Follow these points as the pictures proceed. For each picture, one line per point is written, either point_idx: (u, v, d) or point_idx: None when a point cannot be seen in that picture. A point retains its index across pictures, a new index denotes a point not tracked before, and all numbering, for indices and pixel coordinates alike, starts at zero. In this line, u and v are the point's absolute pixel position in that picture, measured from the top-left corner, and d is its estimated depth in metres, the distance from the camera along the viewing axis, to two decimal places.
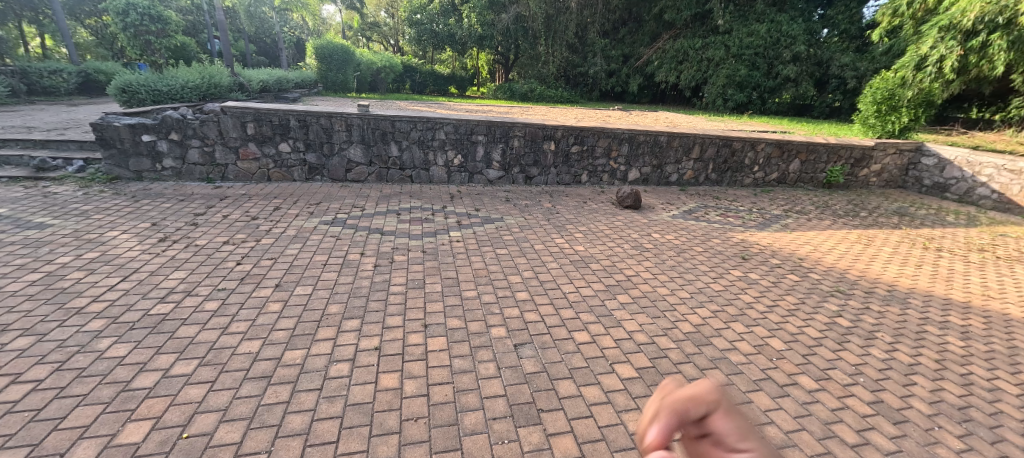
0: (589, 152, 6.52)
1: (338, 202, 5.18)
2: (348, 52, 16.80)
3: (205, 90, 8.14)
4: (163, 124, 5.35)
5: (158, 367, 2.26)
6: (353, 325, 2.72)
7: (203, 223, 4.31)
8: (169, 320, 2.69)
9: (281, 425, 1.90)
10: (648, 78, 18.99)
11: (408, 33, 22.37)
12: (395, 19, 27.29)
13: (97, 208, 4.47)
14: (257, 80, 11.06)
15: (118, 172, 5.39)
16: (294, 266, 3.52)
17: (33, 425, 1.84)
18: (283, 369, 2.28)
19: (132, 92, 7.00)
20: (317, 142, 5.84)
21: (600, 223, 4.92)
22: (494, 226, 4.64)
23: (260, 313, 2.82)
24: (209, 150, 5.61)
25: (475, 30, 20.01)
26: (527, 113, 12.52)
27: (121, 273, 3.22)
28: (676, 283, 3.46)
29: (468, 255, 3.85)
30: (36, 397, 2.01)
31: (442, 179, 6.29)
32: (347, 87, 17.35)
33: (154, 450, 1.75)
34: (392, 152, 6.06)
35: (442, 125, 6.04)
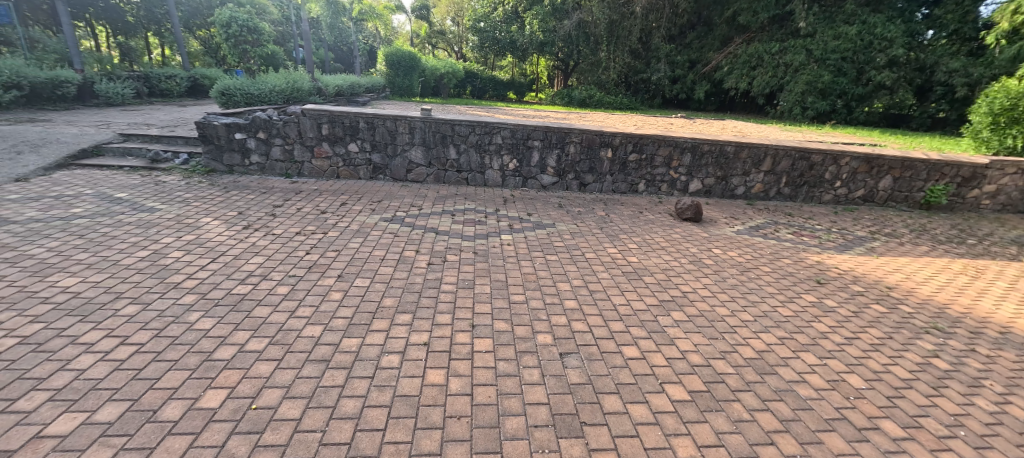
0: (648, 161, 6.31)
1: (397, 201, 5.42)
2: (415, 59, 17.64)
3: (289, 93, 8.92)
4: (252, 124, 5.92)
5: (236, 341, 2.49)
6: (405, 320, 2.82)
7: (280, 214, 4.71)
8: (247, 300, 2.96)
9: (335, 407, 2.01)
10: (717, 84, 18.04)
11: (471, 39, 23.05)
12: (460, 27, 28.27)
13: (194, 197, 5.03)
14: (333, 85, 11.96)
15: (214, 165, 6.04)
16: (355, 258, 3.74)
17: (135, 382, 2.10)
18: (340, 355, 2.42)
19: (230, 95, 7.89)
20: (382, 143, 6.17)
21: (656, 235, 4.73)
22: (546, 232, 4.62)
23: (323, 300, 3.02)
24: (289, 148, 6.12)
25: (536, 37, 20.21)
26: (584, 120, 12.40)
27: (211, 255, 3.61)
28: (738, 304, 3.22)
29: (518, 260, 3.86)
30: (139, 358, 2.29)
31: (497, 183, 6.37)
32: (412, 92, 18.20)
33: (227, 416, 1.92)
34: (450, 154, 6.25)
35: (499, 129, 6.14)
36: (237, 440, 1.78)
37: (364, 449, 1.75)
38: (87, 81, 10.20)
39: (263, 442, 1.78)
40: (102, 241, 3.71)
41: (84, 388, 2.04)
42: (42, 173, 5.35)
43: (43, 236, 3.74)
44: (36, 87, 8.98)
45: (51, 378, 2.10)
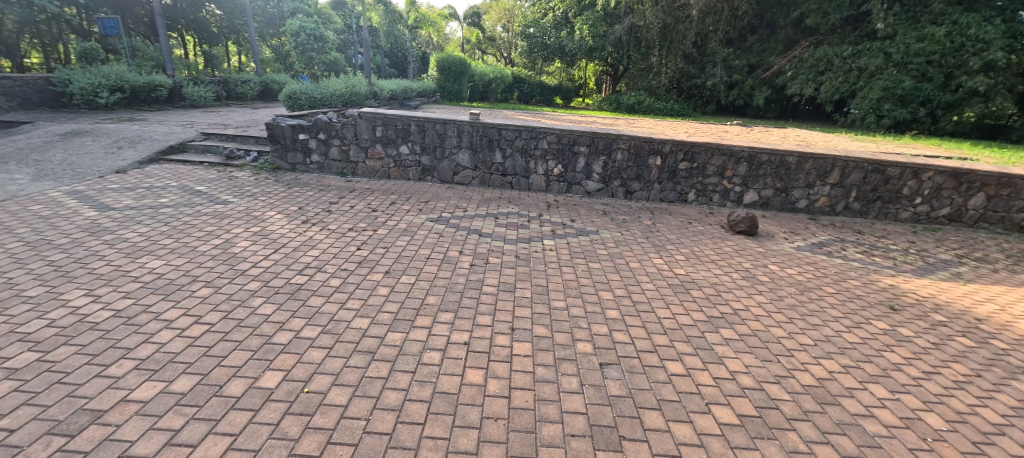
0: (699, 170, 6.05)
1: (443, 202, 5.57)
2: (466, 64, 18.09)
3: (347, 97, 9.45)
4: (314, 125, 6.32)
5: (292, 328, 2.66)
6: (446, 319, 2.88)
7: (335, 211, 4.99)
8: (303, 290, 3.15)
9: (379, 398, 2.09)
10: (779, 90, 17.00)
11: (520, 45, 23.29)
12: (510, 33, 28.65)
13: (261, 192, 5.45)
14: (388, 90, 12.53)
15: (279, 163, 6.51)
16: (402, 256, 3.88)
17: (205, 359, 2.31)
18: (385, 348, 2.51)
19: (296, 99, 8.49)
20: (431, 145, 6.37)
21: (706, 247, 4.51)
22: (588, 239, 4.55)
23: (371, 294, 3.16)
24: (346, 149, 6.47)
25: (586, 42, 20.06)
26: (632, 126, 12.13)
27: (273, 246, 3.88)
28: (796, 325, 3.00)
29: (559, 266, 3.82)
30: (209, 336, 2.51)
31: (541, 188, 6.37)
32: (461, 96, 18.67)
33: (282, 397, 2.06)
34: (496, 158, 6.33)
35: (546, 134, 6.14)
36: (290, 421, 1.90)
37: (404, 441, 1.81)
38: (177, 85, 11.35)
39: (313, 424, 1.89)
40: (182, 229, 4.11)
41: (163, 361, 2.27)
42: (136, 167, 6.01)
43: (136, 222, 4.20)
44: (136, 91, 10.11)
45: (137, 349, 2.35)
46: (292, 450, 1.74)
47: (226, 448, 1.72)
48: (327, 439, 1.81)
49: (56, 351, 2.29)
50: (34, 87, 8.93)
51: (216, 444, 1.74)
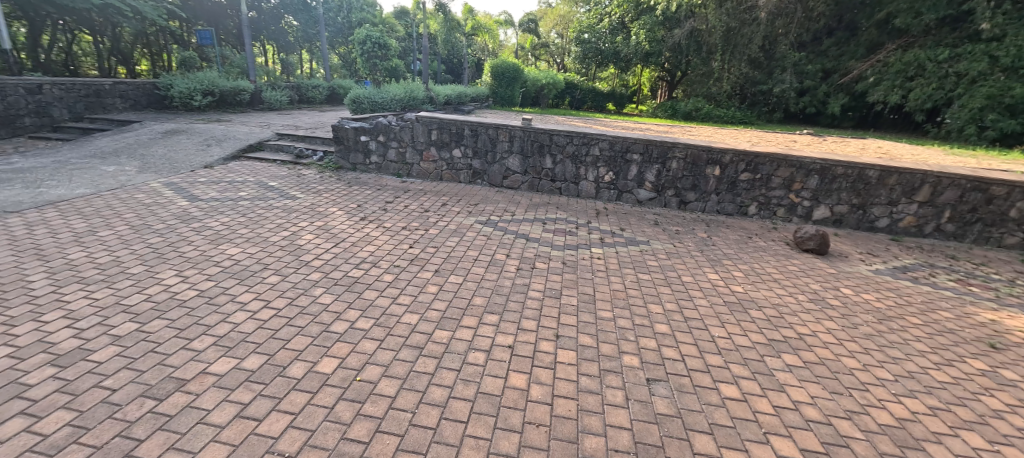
0: (762, 182, 5.69)
1: (492, 205, 5.65)
2: (519, 70, 18.28)
3: (406, 101, 9.88)
4: (375, 128, 6.66)
5: (348, 318, 2.82)
6: (491, 320, 2.91)
7: (390, 209, 5.22)
8: (359, 283, 3.33)
9: (425, 392, 2.15)
10: (858, 97, 15.58)
11: (574, 51, 23.15)
12: (564, 39, 28.60)
13: (325, 189, 5.82)
14: (444, 95, 12.96)
15: (342, 163, 6.93)
16: (451, 256, 3.98)
17: (271, 341, 2.51)
18: (432, 345, 2.59)
19: (359, 103, 9.01)
20: (483, 149, 6.49)
21: (767, 264, 4.22)
22: (638, 249, 4.41)
23: (421, 291, 3.27)
24: (403, 151, 6.76)
25: (642, 47, 19.57)
26: (689, 133, 11.64)
27: (334, 240, 4.14)
28: (872, 357, 2.72)
29: (607, 275, 3.74)
30: (276, 320, 2.72)
31: (590, 194, 6.28)
32: (513, 102, 18.88)
33: (337, 383, 2.19)
34: (546, 164, 6.33)
35: (598, 140, 6.06)
36: (343, 406, 2.02)
37: (446, 437, 1.86)
38: (257, 90, 12.44)
39: (364, 411, 1.99)
40: (256, 221, 4.49)
41: (236, 339, 2.50)
42: (221, 163, 6.65)
43: (219, 212, 4.65)
44: (224, 94, 11.22)
45: (215, 327, 2.61)
46: (344, 434, 1.85)
47: (286, 426, 1.88)
48: (376, 427, 1.90)
49: (150, 323, 2.60)
50: (143, 91, 10.16)
51: (277, 421, 1.90)
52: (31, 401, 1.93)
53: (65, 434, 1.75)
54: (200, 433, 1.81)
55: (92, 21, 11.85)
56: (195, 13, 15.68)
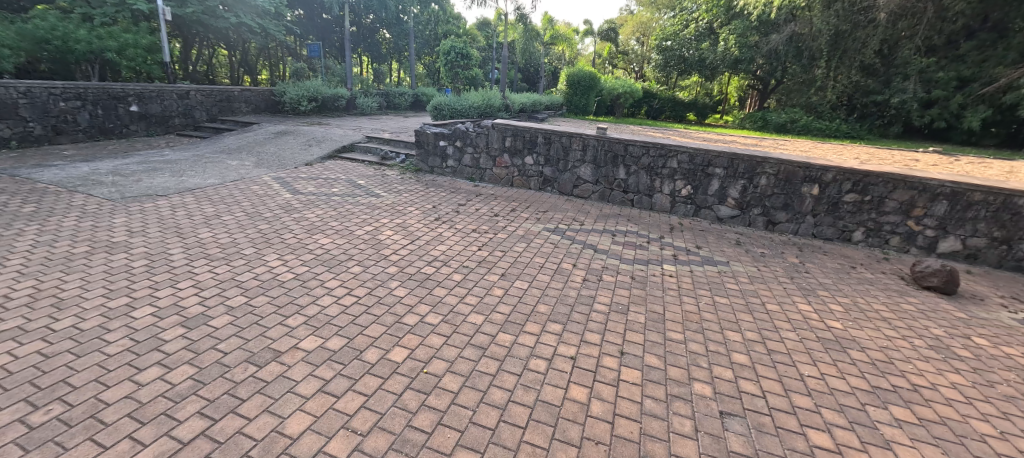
0: (873, 205, 5.00)
1: (561, 214, 5.62)
2: (595, 78, 18.05)
3: (483, 109, 10.21)
4: (453, 133, 6.97)
5: (419, 312, 2.97)
6: (555, 329, 2.88)
7: (462, 212, 5.43)
8: (430, 280, 3.49)
9: (486, 393, 2.20)
10: (1006, 110, 13.06)
11: (655, 59, 22.28)
12: (645, 46, 27.63)
13: (404, 189, 6.22)
14: (519, 103, 13.19)
15: (421, 166, 7.34)
16: (518, 261, 4.03)
17: (351, 326, 2.73)
18: (495, 347, 2.63)
19: (440, 110, 9.52)
20: (555, 158, 6.50)
21: (871, 299, 3.70)
22: (716, 269, 4.12)
23: (486, 293, 3.34)
24: (477, 156, 6.99)
25: (731, 53, 18.29)
26: (781, 147, 10.62)
27: (411, 238, 4.39)
28: (1015, 424, 2.23)
29: (680, 295, 3.52)
30: (356, 307, 2.96)
31: (665, 208, 5.99)
32: (588, 110, 18.68)
33: (406, 373, 2.32)
34: (619, 174, 6.16)
35: (676, 152, 5.77)
36: (409, 396, 2.15)
37: (504, 439, 1.88)
38: (352, 97, 13.65)
39: (428, 403, 2.10)
40: (344, 215, 4.92)
41: (322, 320, 2.77)
42: (319, 161, 7.41)
43: (314, 205, 5.17)
44: (325, 100, 12.50)
45: (306, 307, 2.91)
46: (409, 422, 1.97)
47: (359, 407, 2.06)
48: (438, 420, 2.00)
49: (255, 298, 2.99)
50: (262, 97, 11.67)
51: (352, 401, 2.09)
52: (165, 354, 2.33)
53: (188, 387, 2.11)
54: (288, 402, 2.06)
55: (229, 38, 13.89)
56: (307, 29, 17.68)
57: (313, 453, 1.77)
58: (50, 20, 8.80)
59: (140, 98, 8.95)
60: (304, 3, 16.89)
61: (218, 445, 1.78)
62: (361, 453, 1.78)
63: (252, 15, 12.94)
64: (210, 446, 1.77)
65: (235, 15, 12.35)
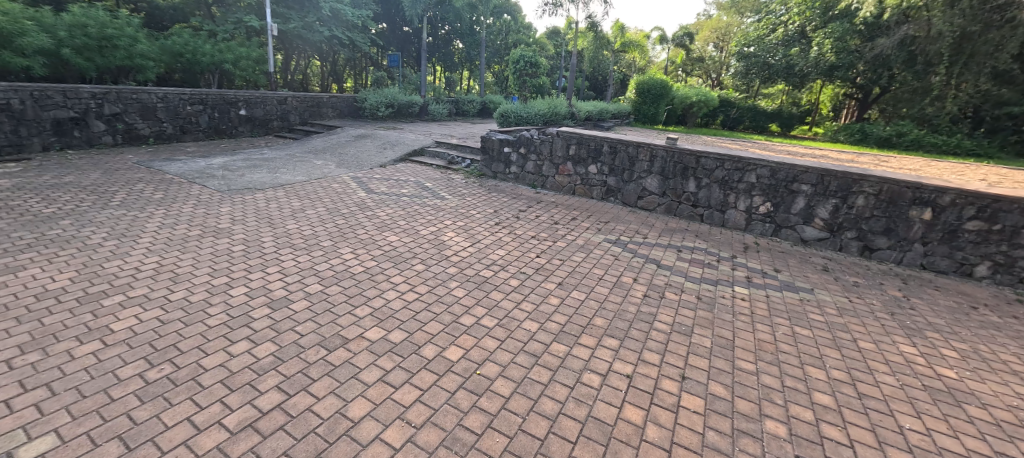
0: (1003, 236, 4.23)
1: (623, 225, 5.44)
2: (667, 86, 17.34)
3: (548, 116, 10.21)
4: (518, 140, 7.04)
5: (475, 313, 3.02)
6: (611, 344, 2.78)
7: (522, 218, 5.46)
8: (487, 283, 3.53)
9: (536, 402, 2.17)
10: None
11: (734, 67, 20.88)
12: (724, 53, 25.98)
13: (468, 193, 6.40)
14: (585, 111, 13.04)
15: (485, 171, 7.50)
16: (577, 271, 3.95)
17: (412, 321, 2.84)
18: (548, 356, 2.59)
19: (506, 117, 9.69)
20: (620, 168, 6.32)
21: (997, 348, 3.12)
22: (797, 296, 3.73)
23: (542, 301, 3.30)
24: (540, 164, 7.00)
25: (825, 59, 16.65)
26: (884, 164, 9.39)
27: (472, 241, 4.49)
28: None
29: (753, 321, 3.22)
30: (418, 303, 3.08)
31: (739, 226, 5.56)
32: (657, 119, 17.99)
33: (460, 372, 2.37)
34: (689, 187, 5.83)
35: (755, 166, 5.35)
36: (462, 395, 2.18)
37: (552, 452, 1.84)
38: (425, 103, 14.36)
39: (480, 405, 2.12)
40: (411, 215, 5.15)
41: (386, 313, 2.92)
42: (392, 164, 7.86)
43: (385, 205, 5.48)
44: (400, 106, 13.27)
45: (372, 299, 3.09)
46: (460, 420, 2.01)
47: (415, 400, 2.13)
48: (487, 423, 2.01)
49: (330, 286, 3.23)
50: (346, 103, 12.69)
51: (408, 393, 2.17)
52: (253, 331, 2.59)
53: (269, 362, 2.33)
54: (351, 387, 2.19)
55: (322, 50, 15.32)
56: (388, 40, 18.97)
57: (369, 440, 1.86)
58: (184, 37, 10.29)
59: (247, 103, 10.14)
60: (387, 17, 18.16)
61: (290, 419, 1.95)
62: (413, 445, 1.84)
63: (343, 28, 14.17)
64: (283, 419, 1.95)
65: (328, 29, 13.62)
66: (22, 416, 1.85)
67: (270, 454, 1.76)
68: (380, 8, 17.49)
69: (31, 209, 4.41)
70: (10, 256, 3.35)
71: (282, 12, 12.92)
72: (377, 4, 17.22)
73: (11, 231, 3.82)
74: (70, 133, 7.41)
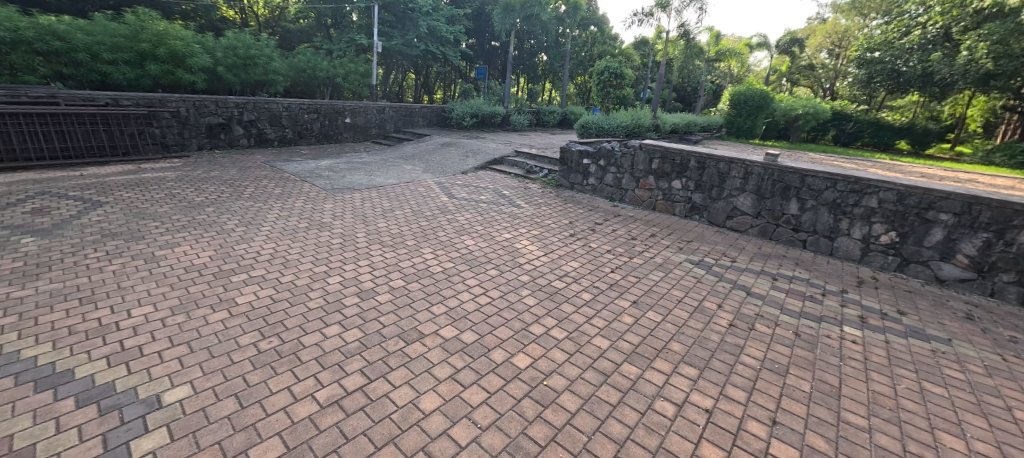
0: None
1: (708, 246, 5.08)
2: (767, 98, 15.90)
3: (632, 128, 9.91)
4: (598, 152, 6.94)
5: (545, 323, 3.01)
6: (688, 373, 2.59)
7: (598, 231, 5.35)
8: (559, 295, 3.50)
9: (604, 422, 2.10)
10: None
11: (852, 75, 18.72)
12: (841, 60, 22.87)
13: (544, 203, 6.44)
14: (671, 123, 12.43)
15: (562, 181, 7.48)
16: (654, 290, 3.76)
17: (483, 324, 2.93)
18: (618, 377, 2.49)
19: (587, 128, 9.63)
20: (708, 184, 5.92)
21: None
22: (926, 345, 3.15)
23: (615, 319, 3.18)
24: (620, 176, 6.82)
25: (980, 66, 13.83)
26: None
27: (546, 251, 4.49)
28: None
29: (865, 369, 2.79)
30: (489, 307, 3.16)
31: (851, 256, 4.87)
32: (753, 133, 16.57)
33: (527, 381, 2.38)
34: (789, 209, 5.27)
35: (877, 188, 4.66)
36: (527, 404, 2.19)
37: None
38: (507, 114, 14.77)
39: (545, 416, 2.11)
40: (488, 221, 5.31)
41: (460, 313, 3.05)
42: (473, 171, 8.21)
43: (464, 210, 5.73)
44: (484, 116, 13.80)
45: (448, 299, 3.25)
46: (524, 429, 2.01)
47: (482, 401, 2.18)
48: (552, 436, 1.99)
49: (410, 283, 3.46)
50: (435, 112, 13.52)
51: (476, 394, 2.23)
52: (344, 316, 2.87)
53: (355, 347, 2.54)
54: (425, 380, 2.31)
55: (417, 63, 16.55)
56: (477, 54, 19.91)
57: (437, 433, 1.94)
58: (307, 55, 11.81)
59: (352, 112, 11.28)
60: (478, 32, 19.11)
61: (369, 402, 2.11)
62: (478, 446, 1.89)
63: (437, 44, 15.16)
64: (364, 401, 2.12)
65: (425, 44, 14.68)
66: (169, 366, 2.25)
67: (351, 431, 1.92)
68: (472, 24, 18.47)
69: (186, 197, 5.35)
70: (171, 234, 4.09)
71: (386, 31, 14.24)
72: (470, 21, 18.20)
73: (172, 214, 4.66)
74: (217, 136, 8.86)
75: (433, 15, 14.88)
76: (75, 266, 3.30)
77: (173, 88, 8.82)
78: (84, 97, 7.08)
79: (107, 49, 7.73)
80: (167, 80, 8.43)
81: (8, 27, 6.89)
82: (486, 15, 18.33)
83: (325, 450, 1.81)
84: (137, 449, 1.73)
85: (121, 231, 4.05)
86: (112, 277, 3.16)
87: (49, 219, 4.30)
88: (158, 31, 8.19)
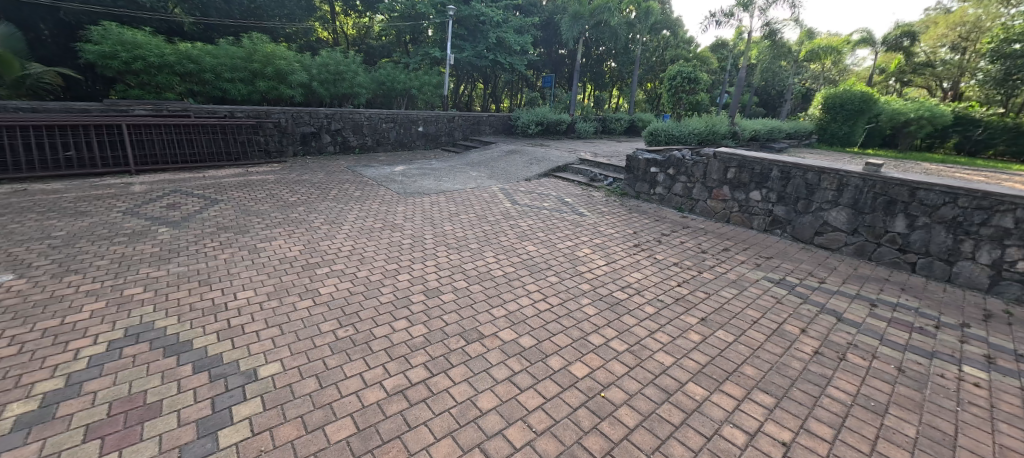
0: None
1: (791, 263, 4.66)
2: (868, 101, 14.19)
3: (706, 135, 9.39)
4: (667, 160, 6.68)
5: (605, 334, 2.96)
6: (762, 400, 2.40)
7: (664, 242, 5.14)
8: (620, 306, 3.41)
9: (665, 443, 2.02)
10: None
11: (985, 71, 16.13)
12: (968, 55, 19.74)
13: (608, 211, 6.31)
14: (750, 130, 11.56)
15: (627, 190, 7.29)
16: (725, 308, 3.53)
17: (541, 330, 2.95)
18: (682, 397, 2.37)
19: (656, 136, 9.27)
20: (793, 196, 5.45)
21: None
22: None
23: (680, 335, 3.04)
24: (691, 186, 6.49)
25: None
26: None
27: (608, 260, 4.42)
28: None
29: (991, 418, 2.37)
30: (548, 314, 3.18)
31: (976, 284, 4.16)
32: (849, 140, 14.86)
33: (585, 390, 2.36)
34: (895, 226, 4.65)
35: (1012, 206, 3.96)
36: (583, 413, 2.17)
37: None
38: (573, 122, 14.68)
39: (602, 428, 2.08)
40: (550, 228, 5.33)
41: (519, 317, 3.10)
42: (536, 178, 8.28)
43: (526, 216, 5.80)
44: (550, 124, 13.82)
45: (508, 302, 3.33)
46: (579, 439, 2.00)
47: (538, 406, 2.20)
48: (608, 450, 1.95)
49: (472, 285, 3.58)
50: (501, 121, 13.85)
51: (532, 398, 2.26)
52: (411, 312, 3.05)
53: (420, 342, 2.69)
54: (483, 379, 2.38)
55: (486, 73, 17.12)
56: (545, 62, 20.07)
57: (493, 432, 2.00)
58: (387, 70, 12.74)
59: (425, 121, 11.93)
60: (546, 42, 19.34)
61: (431, 395, 2.22)
62: (532, 450, 1.91)
63: (506, 54, 15.50)
64: (427, 393, 2.24)
65: (494, 55, 15.16)
66: (264, 344, 2.55)
67: (413, 420, 2.04)
68: (540, 34, 18.71)
69: (282, 198, 6.02)
70: (270, 229, 4.64)
71: (458, 43, 14.91)
72: (539, 30, 18.45)
73: (271, 212, 5.26)
74: (309, 144, 9.86)
75: (503, 26, 15.27)
76: (198, 253, 3.87)
77: (276, 101, 9.99)
78: (207, 110, 8.26)
79: (227, 69, 8.97)
80: (272, 95, 9.59)
81: (156, 53, 8.32)
82: (554, 24, 18.48)
83: (391, 435, 1.93)
84: (237, 414, 1.99)
85: (233, 225, 4.67)
86: (224, 265, 3.65)
87: (180, 212, 5.07)
88: (267, 52, 9.39)
